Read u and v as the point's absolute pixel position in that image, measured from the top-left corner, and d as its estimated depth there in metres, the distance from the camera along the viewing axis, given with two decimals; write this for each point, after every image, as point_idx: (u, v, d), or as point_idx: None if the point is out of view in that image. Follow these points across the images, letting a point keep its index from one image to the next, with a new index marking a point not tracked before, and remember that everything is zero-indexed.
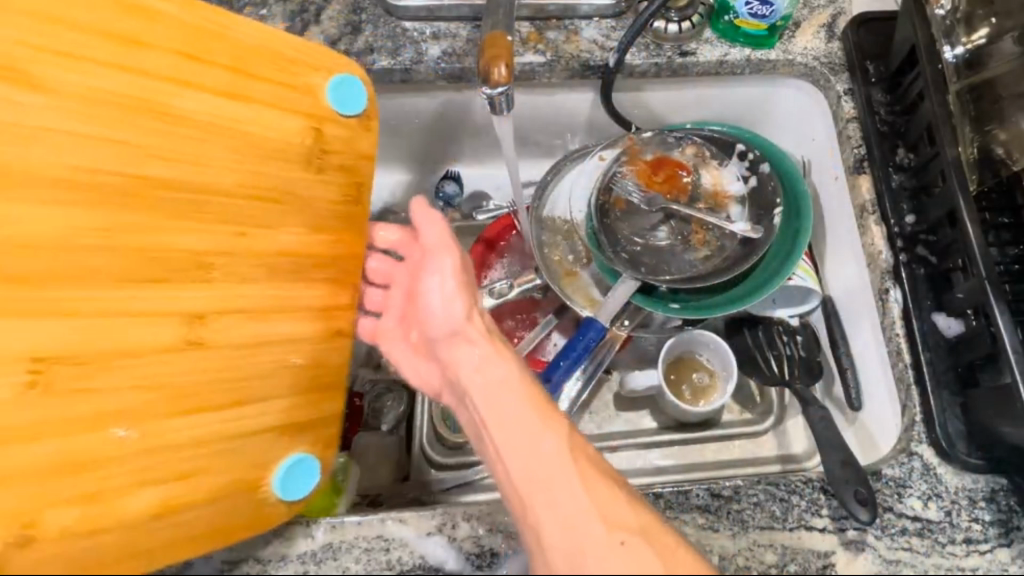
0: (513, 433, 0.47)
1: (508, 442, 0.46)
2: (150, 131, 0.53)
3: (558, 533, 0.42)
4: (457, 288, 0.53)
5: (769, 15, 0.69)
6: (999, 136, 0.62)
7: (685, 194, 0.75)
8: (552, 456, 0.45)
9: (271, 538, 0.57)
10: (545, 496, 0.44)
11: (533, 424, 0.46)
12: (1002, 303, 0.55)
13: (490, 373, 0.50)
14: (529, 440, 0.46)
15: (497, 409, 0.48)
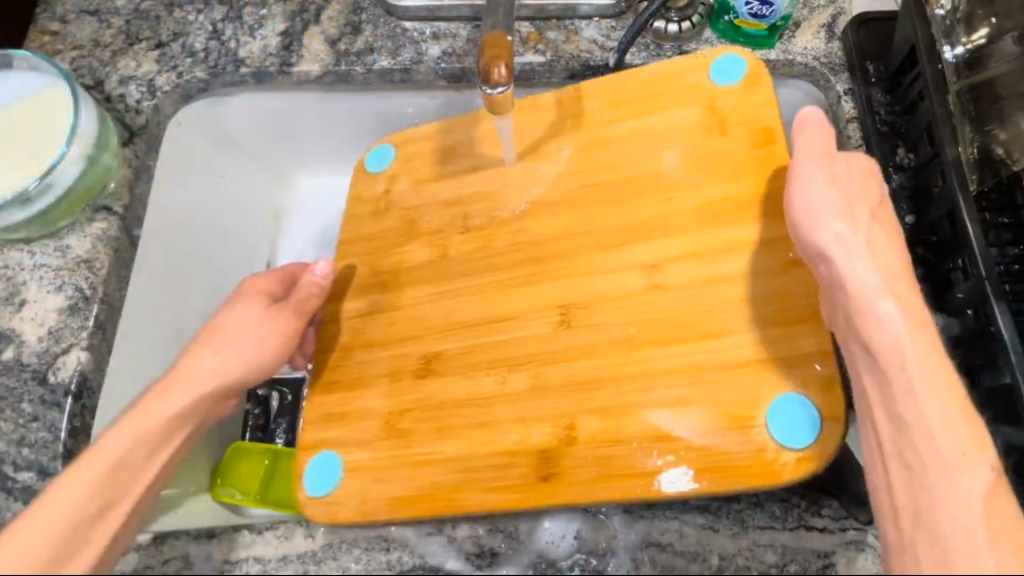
0: (919, 430, 0.43)
1: (935, 437, 0.43)
2: (651, 202, 0.59)
3: (974, 549, 0.41)
4: (841, 213, 0.49)
5: (769, 15, 0.69)
6: (999, 136, 0.62)
7: None
8: (943, 456, 0.42)
9: (271, 538, 0.58)
10: (930, 503, 0.42)
11: (932, 411, 0.43)
12: (1002, 304, 0.55)
13: (911, 340, 0.45)
14: (940, 432, 0.43)
15: (927, 390, 0.43)
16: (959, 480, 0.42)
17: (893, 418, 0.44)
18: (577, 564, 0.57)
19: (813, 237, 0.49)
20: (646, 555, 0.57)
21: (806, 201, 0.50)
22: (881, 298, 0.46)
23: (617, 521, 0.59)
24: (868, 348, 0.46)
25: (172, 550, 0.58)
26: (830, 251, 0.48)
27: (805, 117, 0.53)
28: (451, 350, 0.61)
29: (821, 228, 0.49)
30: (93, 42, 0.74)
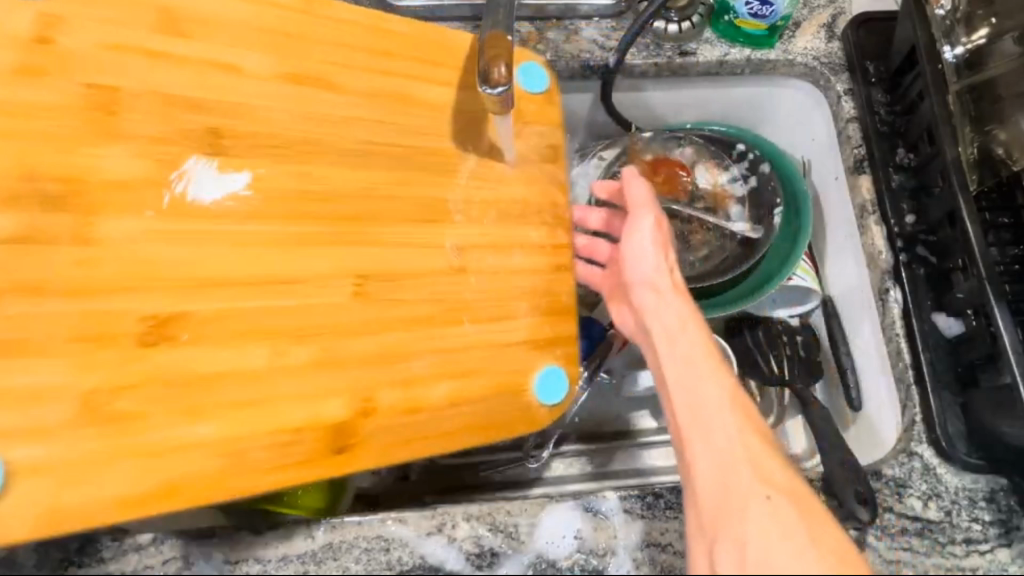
0: (691, 396, 0.44)
1: (703, 399, 0.44)
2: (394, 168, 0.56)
3: (710, 470, 0.41)
4: (658, 243, 0.52)
5: (769, 15, 0.69)
6: (999, 136, 0.62)
7: (684, 194, 0.75)
8: (720, 413, 0.43)
9: (270, 538, 0.58)
10: (710, 454, 0.42)
11: (698, 369, 0.45)
12: (1003, 304, 0.54)
13: (687, 321, 0.48)
14: (698, 385, 0.45)
15: (685, 359, 0.46)
16: (732, 433, 0.42)
17: (674, 390, 0.46)
18: (578, 565, 0.57)
19: (627, 259, 0.53)
20: (646, 555, 0.57)
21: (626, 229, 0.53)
22: (671, 299, 0.50)
23: (617, 519, 0.59)
24: (659, 340, 0.49)
25: (172, 550, 0.57)
26: (646, 266, 0.52)
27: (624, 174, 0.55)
28: (285, 317, 0.49)
29: (631, 249, 0.52)
30: None
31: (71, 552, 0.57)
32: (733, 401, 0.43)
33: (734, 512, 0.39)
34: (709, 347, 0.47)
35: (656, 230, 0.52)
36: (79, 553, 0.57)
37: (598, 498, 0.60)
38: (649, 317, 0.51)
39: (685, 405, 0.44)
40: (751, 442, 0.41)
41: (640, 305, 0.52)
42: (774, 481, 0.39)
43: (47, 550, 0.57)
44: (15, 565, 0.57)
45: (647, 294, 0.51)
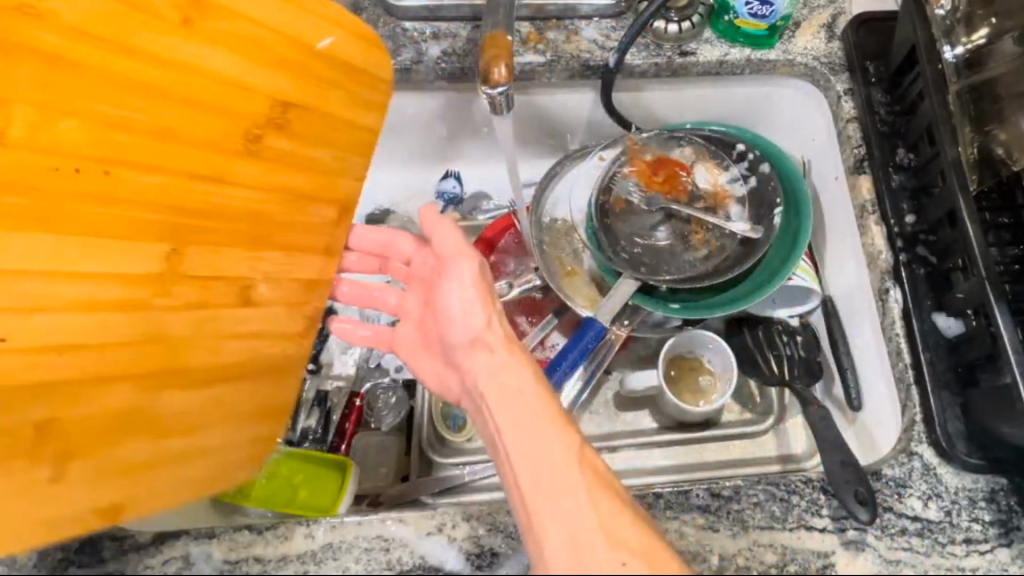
0: (525, 454, 0.43)
1: (538, 449, 0.43)
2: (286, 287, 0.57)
3: (562, 546, 0.40)
4: (478, 294, 0.52)
5: (769, 15, 0.69)
6: (999, 136, 0.62)
7: (685, 194, 0.75)
8: (553, 457, 0.43)
9: (271, 538, 0.58)
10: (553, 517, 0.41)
11: (542, 433, 0.44)
12: (1003, 304, 0.54)
13: (516, 373, 0.47)
14: (537, 444, 0.43)
15: (518, 419, 0.45)
16: (572, 480, 0.42)
17: (514, 451, 0.44)
18: None
19: (456, 310, 0.52)
20: None
21: (451, 274, 0.52)
22: (500, 346, 0.49)
23: None
24: (497, 395, 0.47)
25: (172, 550, 0.57)
26: (476, 315, 0.51)
27: (428, 218, 0.53)
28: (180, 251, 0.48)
29: (457, 301, 0.52)
30: None
31: (71, 552, 0.57)
32: (569, 451, 0.43)
33: None
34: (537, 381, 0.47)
35: (475, 292, 0.51)
36: (80, 553, 0.57)
37: None
38: (494, 371, 0.48)
39: (524, 462, 0.43)
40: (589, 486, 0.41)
41: (482, 361, 0.49)
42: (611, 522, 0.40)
43: (46, 549, 0.57)
44: (15, 565, 0.57)
45: (484, 343, 0.50)
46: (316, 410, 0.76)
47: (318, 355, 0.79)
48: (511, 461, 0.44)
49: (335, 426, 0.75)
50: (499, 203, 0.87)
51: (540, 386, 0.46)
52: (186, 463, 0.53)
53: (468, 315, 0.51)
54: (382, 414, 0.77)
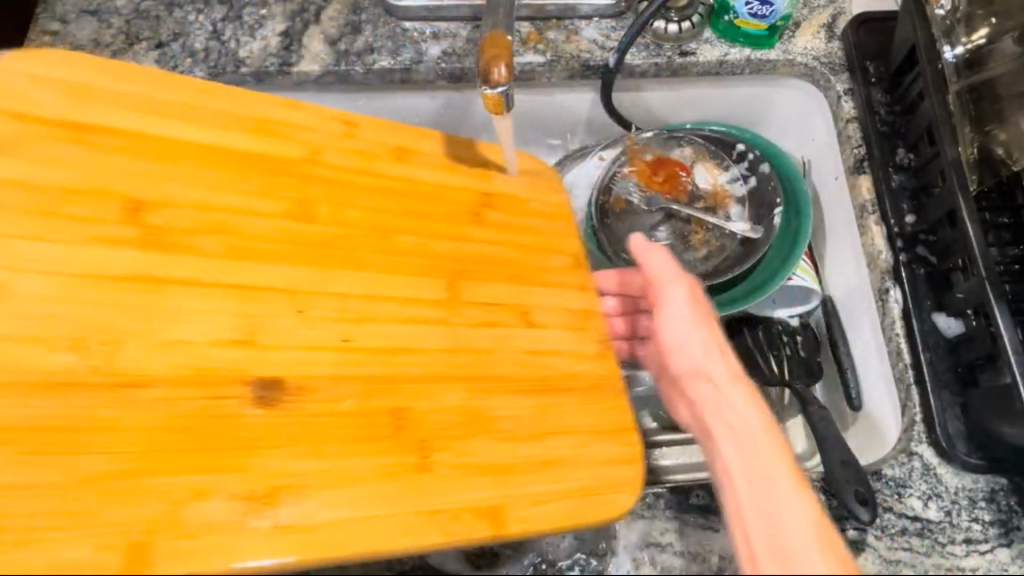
0: (774, 532, 0.36)
1: (791, 527, 0.36)
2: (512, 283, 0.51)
3: None
4: (697, 313, 0.46)
5: (769, 15, 0.69)
6: (999, 136, 0.62)
7: (685, 194, 0.75)
8: (805, 536, 0.36)
9: None
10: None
11: (790, 505, 0.37)
12: (1003, 304, 0.54)
13: (757, 423, 0.41)
14: (781, 518, 0.37)
15: (753, 486, 0.38)
16: (819, 562, 0.35)
17: (762, 530, 0.37)
18: (577, 563, 0.58)
19: (688, 344, 0.45)
20: (646, 555, 0.57)
21: (672, 306, 0.46)
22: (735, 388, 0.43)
23: (616, 521, 0.59)
24: (731, 452, 0.40)
25: None
26: (699, 354, 0.45)
27: (637, 245, 0.49)
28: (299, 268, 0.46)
29: (676, 334, 0.46)
30: (93, 42, 0.74)
31: None
32: (820, 532, 0.36)
33: None
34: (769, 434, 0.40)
35: (705, 317, 0.46)
36: None
37: None
38: (719, 424, 0.42)
39: (769, 542, 0.36)
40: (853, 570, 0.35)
41: (714, 411, 0.42)
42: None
43: None
44: None
45: (709, 383, 0.44)
46: None
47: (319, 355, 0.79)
48: (749, 540, 0.37)
49: None
50: None
51: (776, 440, 0.40)
52: (468, 470, 0.42)
53: (681, 355, 0.46)
54: None
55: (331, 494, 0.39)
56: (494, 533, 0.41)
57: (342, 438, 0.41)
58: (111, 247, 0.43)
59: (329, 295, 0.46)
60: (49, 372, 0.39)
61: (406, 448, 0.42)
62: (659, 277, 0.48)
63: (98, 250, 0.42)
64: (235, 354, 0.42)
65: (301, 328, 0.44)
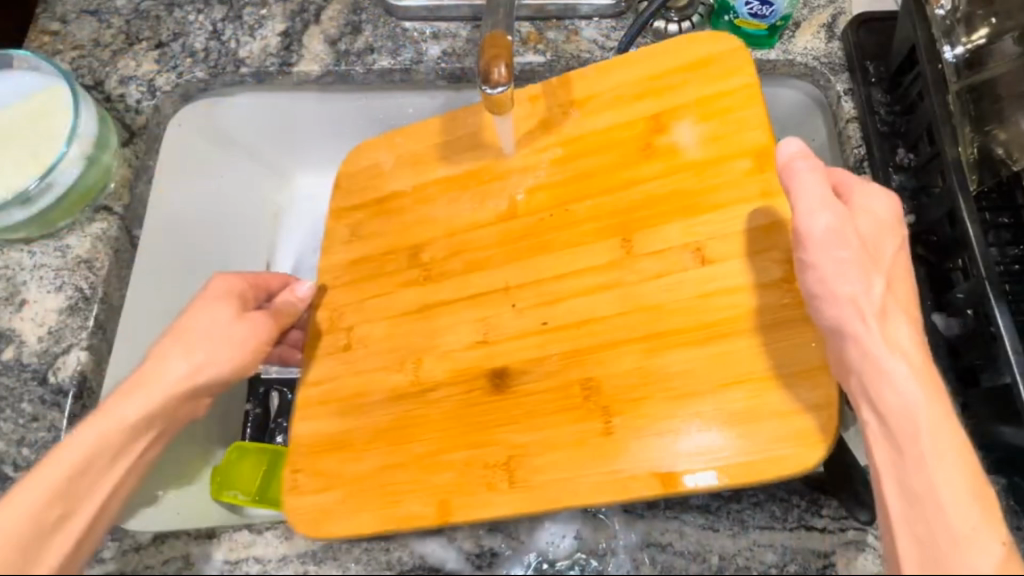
0: (905, 474, 0.43)
1: (933, 466, 0.42)
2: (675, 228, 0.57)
3: None
4: (855, 261, 0.48)
5: (769, 15, 0.69)
6: (999, 136, 0.62)
7: None
8: (936, 484, 0.42)
9: (271, 538, 0.59)
10: (914, 522, 0.42)
11: (949, 479, 0.42)
12: (1003, 304, 0.55)
13: (922, 384, 0.44)
14: (942, 489, 0.42)
15: (921, 453, 0.43)
16: (952, 508, 0.41)
17: (893, 467, 0.44)
18: (576, 564, 0.58)
19: (849, 275, 0.48)
20: (646, 555, 0.57)
21: (820, 236, 0.48)
22: (874, 325, 0.46)
23: (617, 521, 0.59)
24: (888, 396, 0.45)
25: (171, 550, 0.58)
26: (832, 284, 0.48)
27: (795, 175, 0.51)
28: (493, 265, 0.62)
29: (829, 263, 0.48)
30: (93, 42, 0.74)
31: None
32: (979, 502, 0.42)
33: None
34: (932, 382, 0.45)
35: (857, 248, 0.48)
36: None
37: None
38: (868, 363, 0.46)
39: (903, 481, 0.43)
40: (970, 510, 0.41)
41: (855, 349, 0.47)
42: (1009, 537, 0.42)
43: None
44: None
45: (881, 319, 0.47)
46: None
47: None
48: (891, 478, 0.44)
49: None
50: None
51: (944, 407, 0.44)
52: (643, 427, 0.52)
53: (823, 283, 0.48)
54: None
55: (552, 455, 0.52)
56: (662, 490, 0.50)
57: (540, 403, 0.55)
58: (400, 288, 0.64)
59: (528, 288, 0.60)
60: (371, 382, 0.61)
61: (591, 416, 0.53)
62: (810, 204, 0.49)
63: (386, 301, 0.64)
64: (478, 353, 0.58)
65: (513, 319, 0.59)
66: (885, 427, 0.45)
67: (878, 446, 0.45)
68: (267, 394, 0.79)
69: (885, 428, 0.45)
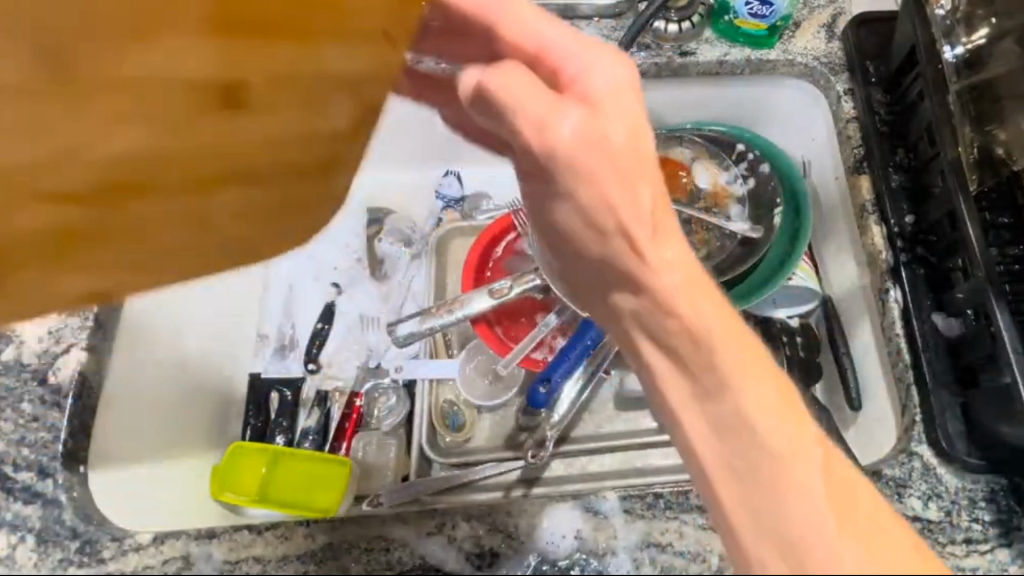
0: (709, 381, 0.35)
1: (700, 320, 0.35)
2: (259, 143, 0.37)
3: (712, 430, 0.35)
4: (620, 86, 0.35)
5: (769, 15, 0.70)
6: (999, 136, 0.62)
7: (685, 194, 0.74)
8: (714, 363, 0.34)
9: (271, 538, 0.59)
10: (707, 403, 0.35)
11: (706, 305, 0.35)
12: (1003, 303, 0.55)
13: (681, 266, 0.36)
14: (685, 304, 0.36)
15: (611, 163, 0.35)
16: (750, 398, 0.34)
17: (654, 308, 0.37)
18: (578, 564, 0.58)
19: (610, 108, 0.35)
20: (646, 555, 0.58)
21: (532, 121, 0.36)
22: (579, 183, 0.36)
23: (617, 521, 0.59)
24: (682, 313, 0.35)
25: (172, 550, 0.58)
26: (557, 175, 0.36)
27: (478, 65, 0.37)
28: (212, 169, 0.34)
29: (586, 183, 0.36)
30: None
31: (71, 552, 0.57)
32: (721, 313, 0.35)
33: (774, 477, 0.33)
34: (700, 277, 0.36)
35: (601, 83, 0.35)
36: (80, 552, 0.57)
37: (597, 498, 0.60)
38: (591, 213, 0.36)
39: (648, 313, 0.37)
40: (800, 439, 0.33)
41: (612, 218, 0.36)
42: (783, 416, 0.34)
43: (47, 549, 0.57)
44: (14, 565, 0.56)
45: (562, 115, 0.35)
46: (317, 410, 0.74)
47: (318, 355, 0.78)
48: (631, 316, 0.38)
49: (335, 426, 0.73)
50: (500, 202, 0.85)
51: (727, 320, 0.35)
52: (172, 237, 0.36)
53: (541, 166, 0.37)
54: (381, 415, 0.74)
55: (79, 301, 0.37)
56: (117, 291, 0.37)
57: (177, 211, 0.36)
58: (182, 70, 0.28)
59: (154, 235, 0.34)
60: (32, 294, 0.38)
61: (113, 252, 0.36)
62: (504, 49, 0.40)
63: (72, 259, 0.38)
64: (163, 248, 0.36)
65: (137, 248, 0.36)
66: (653, 302, 0.36)
67: (643, 327, 0.38)
68: (267, 394, 0.76)
69: (604, 258, 0.38)
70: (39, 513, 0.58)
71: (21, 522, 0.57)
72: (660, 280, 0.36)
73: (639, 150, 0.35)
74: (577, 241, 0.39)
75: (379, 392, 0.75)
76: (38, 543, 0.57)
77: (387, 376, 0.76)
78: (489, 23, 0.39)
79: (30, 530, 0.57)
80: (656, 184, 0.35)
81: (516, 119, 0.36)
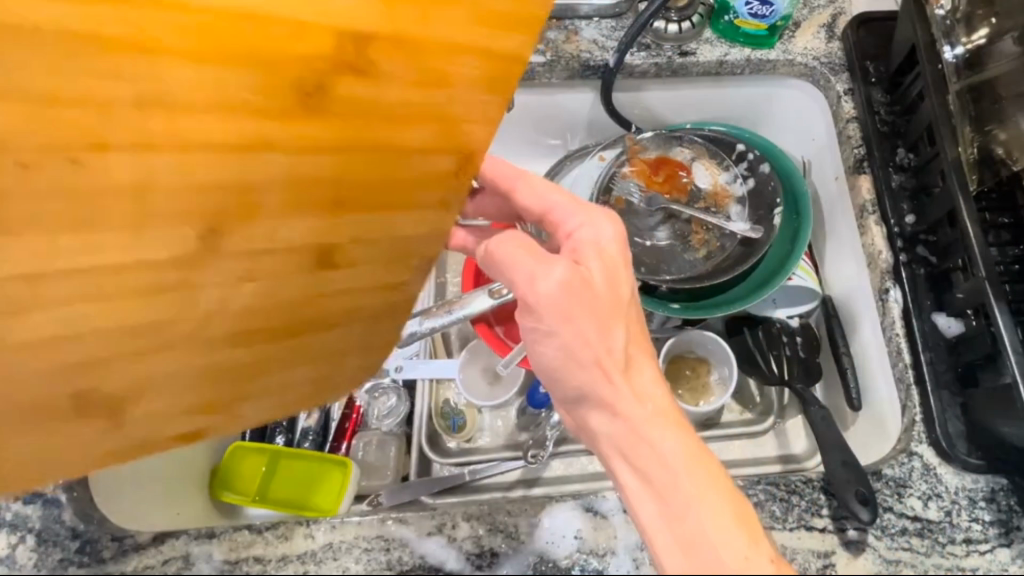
0: (675, 500, 0.37)
1: (660, 449, 0.39)
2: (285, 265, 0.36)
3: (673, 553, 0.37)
4: (608, 264, 0.43)
5: (769, 15, 0.69)
6: (999, 136, 0.61)
7: (685, 194, 0.75)
8: (677, 481, 0.37)
9: (271, 538, 0.59)
10: (671, 522, 0.37)
11: (668, 434, 0.39)
12: (1003, 303, 0.54)
13: (644, 402, 0.41)
14: (650, 436, 0.39)
15: (589, 306, 0.42)
16: (708, 517, 0.36)
17: (627, 434, 0.40)
18: (578, 564, 0.58)
19: (595, 256, 0.42)
20: (646, 555, 0.58)
21: (524, 273, 0.43)
22: (563, 323, 0.42)
23: (618, 520, 0.59)
24: (647, 437, 0.39)
25: (172, 551, 0.58)
26: (543, 319, 0.43)
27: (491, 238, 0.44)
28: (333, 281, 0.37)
29: (569, 330, 0.42)
30: None
31: (71, 552, 0.58)
32: (683, 442, 0.39)
33: None
34: (670, 409, 0.41)
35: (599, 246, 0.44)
36: (80, 553, 0.58)
37: (597, 498, 0.60)
38: (571, 351, 0.42)
39: (620, 436, 0.41)
40: (756, 563, 0.35)
41: (587, 354, 0.42)
42: (738, 539, 0.35)
43: (47, 549, 0.58)
44: (15, 565, 0.57)
45: (549, 269, 0.42)
46: (317, 410, 0.73)
47: None
48: (603, 437, 0.42)
49: (335, 426, 0.73)
50: None
51: (682, 434, 0.39)
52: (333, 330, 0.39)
53: (527, 310, 0.43)
54: (381, 416, 0.74)
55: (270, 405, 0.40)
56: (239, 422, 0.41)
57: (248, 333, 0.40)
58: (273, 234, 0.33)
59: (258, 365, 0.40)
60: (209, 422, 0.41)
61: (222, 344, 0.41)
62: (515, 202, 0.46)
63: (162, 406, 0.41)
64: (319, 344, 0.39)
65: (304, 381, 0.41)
66: (623, 427, 0.41)
67: (611, 448, 0.42)
68: None
69: (581, 387, 0.43)
70: (39, 513, 0.58)
71: (21, 522, 0.58)
72: (630, 402, 0.41)
73: (613, 293, 0.43)
74: (560, 377, 0.44)
75: (377, 391, 0.75)
76: (37, 543, 0.57)
77: (387, 376, 0.76)
78: (498, 164, 0.44)
79: (31, 530, 0.58)
80: (626, 324, 0.43)
81: (510, 274, 0.43)
